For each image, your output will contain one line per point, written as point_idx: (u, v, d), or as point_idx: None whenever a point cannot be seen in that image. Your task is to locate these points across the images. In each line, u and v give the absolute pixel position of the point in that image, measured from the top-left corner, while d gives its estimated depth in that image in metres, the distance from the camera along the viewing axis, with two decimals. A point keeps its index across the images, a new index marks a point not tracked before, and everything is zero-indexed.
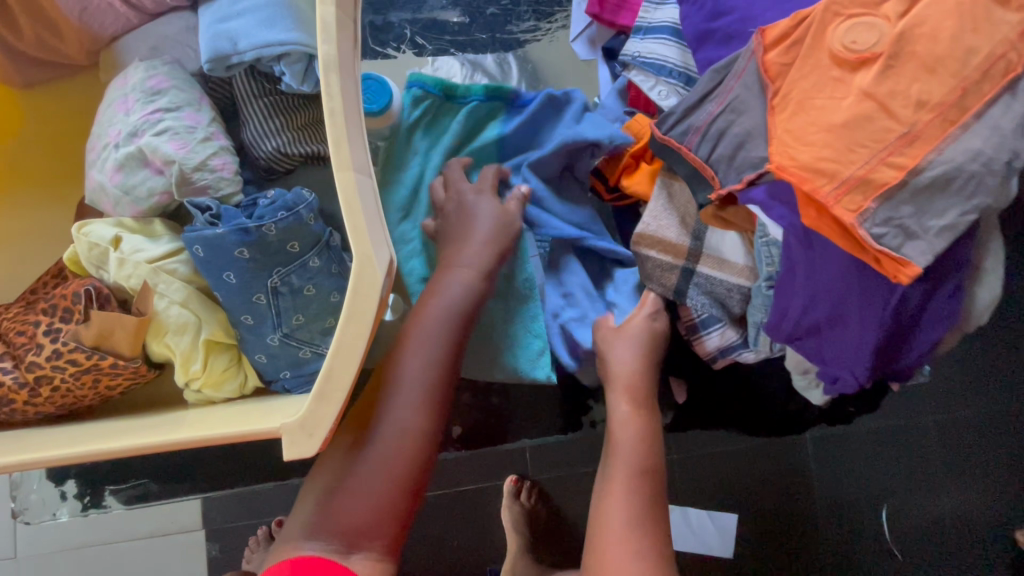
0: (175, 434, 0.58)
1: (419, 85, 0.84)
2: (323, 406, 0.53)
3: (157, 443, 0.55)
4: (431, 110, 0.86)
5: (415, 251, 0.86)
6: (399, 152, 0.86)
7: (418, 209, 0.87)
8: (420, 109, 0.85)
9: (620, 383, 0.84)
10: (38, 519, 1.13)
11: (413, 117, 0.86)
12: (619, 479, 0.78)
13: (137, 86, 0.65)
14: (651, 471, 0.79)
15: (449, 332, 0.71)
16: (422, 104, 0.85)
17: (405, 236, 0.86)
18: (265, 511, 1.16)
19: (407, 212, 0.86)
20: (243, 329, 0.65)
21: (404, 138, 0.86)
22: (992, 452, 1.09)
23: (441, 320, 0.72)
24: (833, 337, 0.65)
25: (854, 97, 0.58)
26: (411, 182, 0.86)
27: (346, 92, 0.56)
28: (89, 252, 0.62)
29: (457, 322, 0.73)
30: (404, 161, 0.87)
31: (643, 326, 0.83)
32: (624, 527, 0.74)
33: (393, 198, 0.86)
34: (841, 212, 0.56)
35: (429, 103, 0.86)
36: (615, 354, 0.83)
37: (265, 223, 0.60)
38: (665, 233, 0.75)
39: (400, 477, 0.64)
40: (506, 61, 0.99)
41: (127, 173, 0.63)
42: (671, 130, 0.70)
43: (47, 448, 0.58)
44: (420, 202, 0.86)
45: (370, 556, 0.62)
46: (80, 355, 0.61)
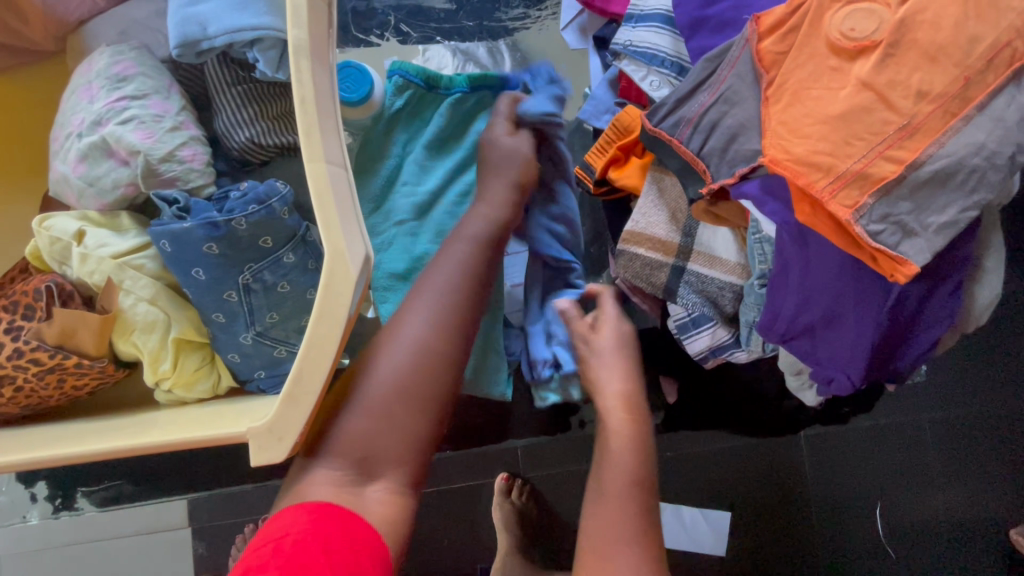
0: (142, 437, 0.55)
1: (399, 72, 0.82)
2: (293, 410, 0.51)
3: (121, 447, 0.53)
4: (412, 99, 0.84)
5: (388, 243, 0.82)
6: (377, 143, 0.84)
7: (392, 201, 0.83)
8: (402, 97, 0.83)
9: (608, 388, 0.79)
10: (8, 522, 1.11)
11: (394, 106, 0.83)
12: (614, 491, 0.72)
13: (102, 72, 0.62)
14: (643, 483, 0.73)
15: (476, 265, 0.70)
16: (404, 92, 0.83)
17: (376, 229, 0.83)
18: (245, 512, 1.13)
19: (379, 203, 0.83)
20: (215, 327, 0.62)
21: (383, 129, 0.84)
22: (982, 449, 1.11)
23: (468, 253, 0.70)
24: (826, 338, 0.63)
25: (851, 87, 0.55)
26: (388, 172, 0.84)
27: (318, 78, 0.53)
28: (52, 246, 0.60)
29: (483, 257, 0.71)
30: (382, 151, 0.84)
31: (620, 327, 0.82)
32: (618, 544, 0.69)
33: (366, 187, 0.83)
34: (836, 208, 0.54)
35: (412, 93, 0.84)
36: (604, 359, 0.80)
37: (234, 216, 0.57)
38: (654, 230, 0.72)
39: (424, 406, 0.63)
40: (497, 50, 0.96)
41: (90, 163, 0.60)
42: (662, 122, 0.67)
43: (8, 451, 0.56)
44: (395, 193, 0.83)
45: (387, 490, 0.62)
46: (42, 354, 0.58)
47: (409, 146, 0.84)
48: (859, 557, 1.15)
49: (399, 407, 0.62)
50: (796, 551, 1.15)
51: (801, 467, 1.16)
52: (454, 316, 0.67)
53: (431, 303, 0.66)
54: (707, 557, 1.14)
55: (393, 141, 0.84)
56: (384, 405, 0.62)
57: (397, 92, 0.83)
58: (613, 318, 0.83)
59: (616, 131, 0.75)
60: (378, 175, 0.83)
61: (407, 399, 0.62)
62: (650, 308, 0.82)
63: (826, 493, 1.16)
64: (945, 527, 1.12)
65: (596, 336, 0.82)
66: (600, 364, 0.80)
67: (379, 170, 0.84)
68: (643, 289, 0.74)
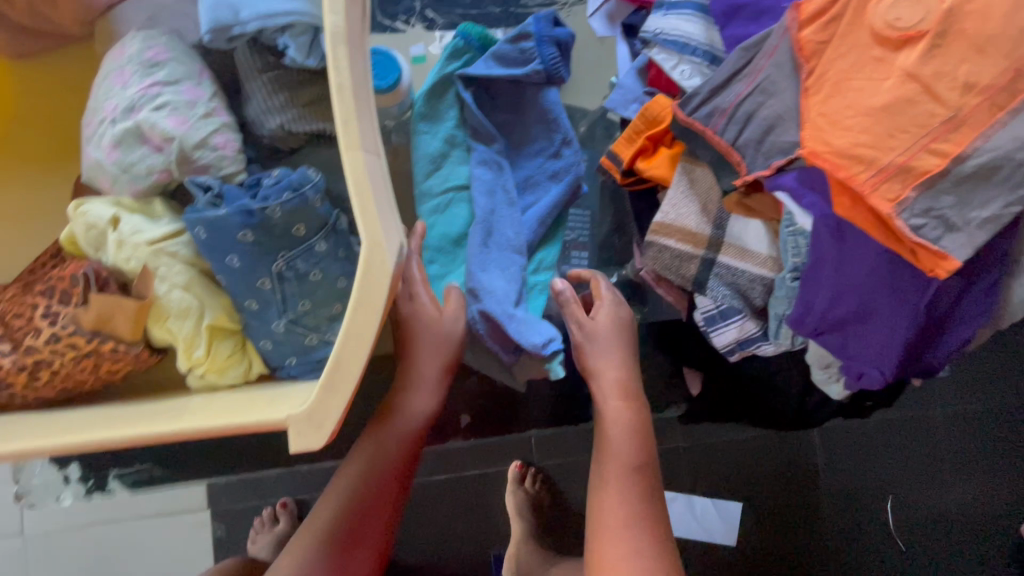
0: (179, 420, 0.56)
1: (463, 36, 0.83)
2: (329, 398, 0.51)
3: (158, 431, 0.53)
4: (471, 63, 0.84)
5: (438, 207, 0.84)
6: (433, 105, 0.84)
7: (447, 163, 0.84)
8: (461, 61, 0.84)
9: (605, 379, 0.85)
10: (42, 502, 1.13)
11: (448, 69, 0.84)
12: (613, 476, 0.80)
13: (134, 58, 0.61)
14: (643, 466, 0.81)
15: (412, 452, 0.85)
16: (463, 57, 0.84)
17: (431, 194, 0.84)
18: (267, 497, 1.16)
19: (436, 164, 0.84)
20: (248, 315, 0.63)
21: (438, 91, 0.84)
22: (987, 441, 1.15)
23: (405, 443, 0.84)
24: (859, 333, 0.62)
25: (896, 78, 0.54)
26: (443, 134, 0.84)
27: (355, 65, 0.53)
28: (87, 232, 0.60)
29: (417, 439, 0.85)
30: (437, 114, 0.84)
31: (614, 318, 0.86)
32: (621, 523, 0.77)
33: (421, 149, 0.83)
34: (878, 201, 0.53)
35: (470, 57, 0.84)
36: (599, 347, 0.85)
37: (269, 204, 0.57)
38: (685, 222, 0.71)
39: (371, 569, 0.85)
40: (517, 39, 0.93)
41: (124, 149, 0.59)
42: (695, 112, 0.66)
43: (49, 432, 0.57)
44: (450, 157, 0.84)
45: None
46: (80, 338, 0.59)
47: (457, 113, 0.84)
48: (872, 549, 1.16)
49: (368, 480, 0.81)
50: (809, 546, 1.16)
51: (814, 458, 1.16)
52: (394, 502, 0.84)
53: (382, 505, 0.83)
54: (718, 548, 1.15)
55: (447, 104, 0.84)
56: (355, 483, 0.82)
57: (454, 55, 0.84)
58: (608, 307, 0.86)
59: (643, 121, 0.74)
60: (433, 136, 0.84)
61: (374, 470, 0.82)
62: (674, 297, 0.81)
63: (838, 490, 1.16)
64: (955, 522, 1.15)
65: (591, 322, 0.85)
66: (596, 348, 0.85)
67: (432, 132, 0.84)
68: (673, 281, 0.73)
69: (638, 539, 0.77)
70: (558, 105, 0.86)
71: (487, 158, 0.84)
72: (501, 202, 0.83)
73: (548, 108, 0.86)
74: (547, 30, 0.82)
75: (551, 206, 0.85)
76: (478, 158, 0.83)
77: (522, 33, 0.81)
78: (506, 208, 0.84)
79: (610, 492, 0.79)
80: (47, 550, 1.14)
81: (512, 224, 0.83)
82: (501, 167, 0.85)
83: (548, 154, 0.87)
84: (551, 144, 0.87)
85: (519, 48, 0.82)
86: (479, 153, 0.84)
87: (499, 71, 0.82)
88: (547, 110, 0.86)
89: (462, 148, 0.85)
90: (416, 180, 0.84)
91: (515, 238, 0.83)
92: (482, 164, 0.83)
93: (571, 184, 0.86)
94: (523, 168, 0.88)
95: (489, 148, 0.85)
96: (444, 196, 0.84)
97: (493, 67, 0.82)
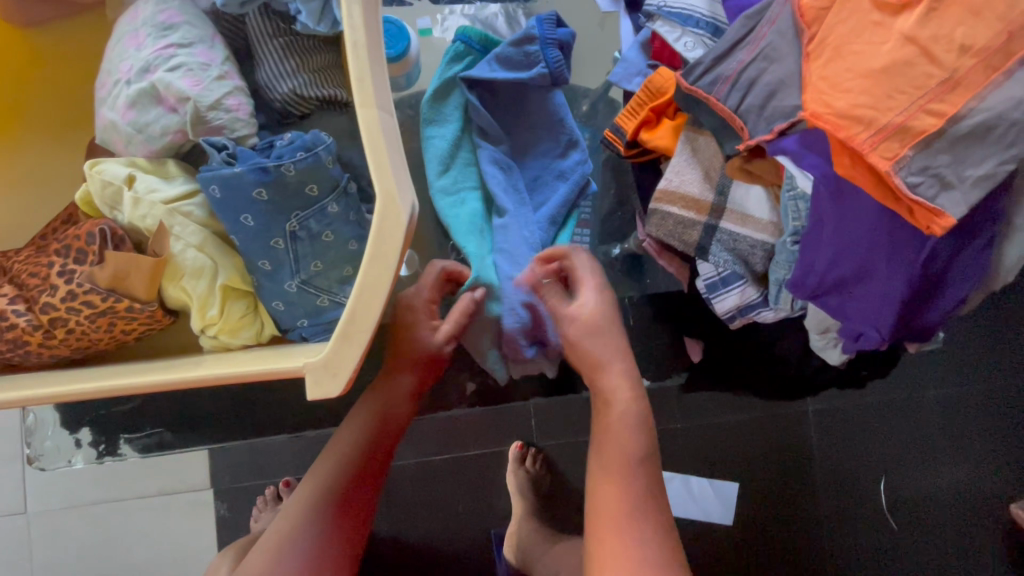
0: (196, 372, 0.58)
1: (463, 39, 0.83)
2: (346, 347, 0.53)
3: (177, 380, 0.55)
4: (473, 65, 0.84)
5: (457, 203, 0.85)
6: (438, 107, 0.84)
7: (457, 165, 0.85)
8: (463, 63, 0.83)
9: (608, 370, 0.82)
10: (54, 466, 1.14)
11: (451, 71, 0.83)
12: (614, 466, 0.77)
13: (148, 20, 0.62)
14: (647, 458, 0.78)
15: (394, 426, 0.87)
16: (465, 58, 0.84)
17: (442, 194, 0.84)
18: (270, 472, 1.17)
19: (445, 165, 0.84)
20: (260, 275, 0.64)
21: (443, 90, 0.84)
22: (977, 422, 1.18)
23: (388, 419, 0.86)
24: (855, 293, 0.64)
25: (894, 41, 0.56)
26: (451, 133, 0.84)
27: (370, 28, 0.55)
28: (103, 191, 0.60)
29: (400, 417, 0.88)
30: (442, 114, 0.84)
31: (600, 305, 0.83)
32: (624, 513, 0.74)
33: (431, 150, 0.84)
34: (876, 160, 0.55)
35: (472, 59, 0.84)
36: (594, 338, 0.82)
37: (283, 162, 0.58)
38: (687, 189, 0.73)
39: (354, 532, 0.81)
40: (515, 19, 0.96)
41: (139, 110, 0.60)
42: (699, 80, 0.68)
43: (66, 385, 0.59)
44: (458, 156, 0.85)
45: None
46: (95, 297, 0.59)
47: (462, 111, 0.84)
48: (865, 531, 1.18)
49: (366, 443, 0.83)
50: (805, 529, 1.17)
51: (808, 440, 1.18)
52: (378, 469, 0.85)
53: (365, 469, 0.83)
54: (715, 526, 1.16)
55: (452, 103, 0.84)
56: (348, 451, 0.83)
57: (456, 58, 0.84)
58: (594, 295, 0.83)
59: (647, 93, 0.76)
60: (441, 137, 0.84)
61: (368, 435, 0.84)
62: (675, 268, 0.84)
63: (828, 475, 1.18)
64: (946, 501, 1.18)
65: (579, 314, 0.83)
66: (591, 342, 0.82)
67: (439, 133, 0.84)
68: (676, 247, 0.75)
69: (643, 525, 0.73)
70: (563, 107, 0.88)
71: (497, 157, 0.85)
72: (514, 203, 0.85)
73: (554, 110, 0.87)
74: (550, 31, 0.81)
75: (560, 203, 0.88)
76: (488, 157, 0.85)
77: (527, 35, 0.80)
78: (518, 206, 0.86)
79: (609, 482, 0.76)
80: (50, 527, 1.15)
81: (526, 220, 0.86)
82: (513, 168, 0.87)
83: (555, 155, 0.89)
84: (557, 146, 0.89)
85: (524, 49, 0.81)
86: (488, 152, 0.85)
87: (504, 74, 0.81)
88: (553, 113, 0.87)
89: (468, 149, 0.86)
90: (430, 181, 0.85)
91: (530, 236, 0.86)
92: (492, 162, 0.84)
93: (578, 182, 0.88)
94: (530, 169, 0.89)
95: (497, 149, 0.86)
96: (457, 193, 0.85)
97: (497, 69, 0.81)
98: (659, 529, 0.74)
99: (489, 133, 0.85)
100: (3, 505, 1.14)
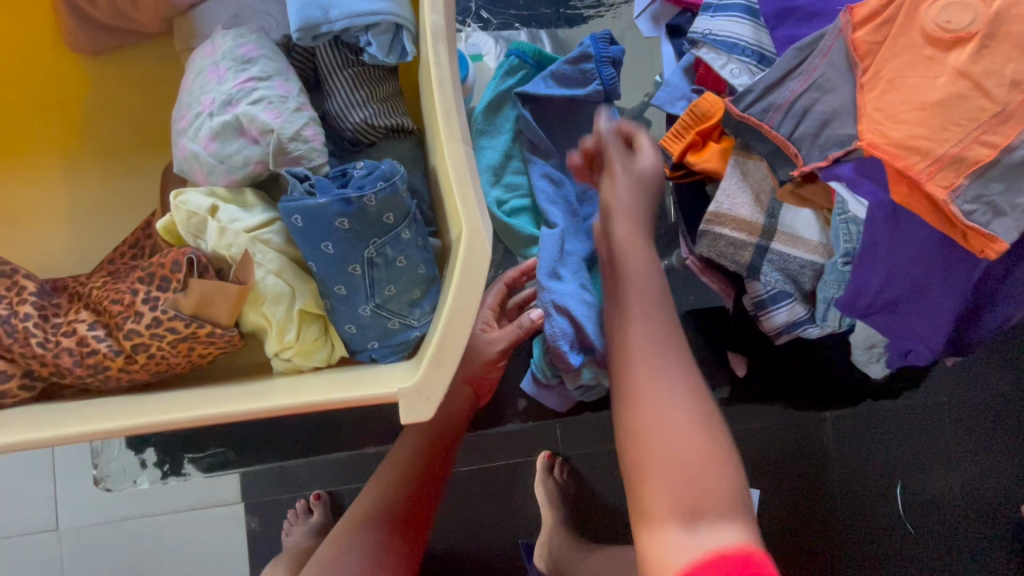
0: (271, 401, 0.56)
1: (517, 54, 0.88)
2: (435, 373, 0.54)
3: (251, 410, 0.53)
4: (526, 78, 0.90)
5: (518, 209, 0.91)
6: (491, 118, 0.90)
7: (507, 173, 0.91)
8: (516, 76, 0.89)
9: (625, 221, 0.82)
10: (120, 486, 1.15)
11: (505, 85, 0.89)
12: (635, 311, 0.78)
13: (228, 54, 0.64)
14: (665, 310, 0.79)
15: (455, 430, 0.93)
16: (518, 72, 0.89)
17: (497, 202, 0.91)
18: (301, 485, 1.18)
19: (497, 174, 0.90)
20: (335, 300, 0.66)
21: (496, 103, 0.90)
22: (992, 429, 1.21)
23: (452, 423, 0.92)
24: (907, 312, 0.67)
25: (948, 76, 0.59)
26: (501, 145, 0.90)
27: (452, 62, 0.58)
28: (188, 220, 0.62)
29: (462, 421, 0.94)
30: (494, 125, 0.90)
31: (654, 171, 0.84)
32: (650, 357, 0.75)
33: (483, 160, 0.90)
34: (934, 188, 0.58)
35: (524, 73, 0.90)
36: (627, 184, 0.83)
37: (365, 193, 0.60)
38: (739, 211, 0.75)
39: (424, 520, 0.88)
40: (538, 39, 1.00)
41: (222, 141, 0.62)
42: (750, 108, 0.71)
43: (134, 414, 0.58)
44: (510, 166, 0.91)
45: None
46: (179, 323, 0.61)
47: (514, 124, 0.90)
48: (880, 534, 1.21)
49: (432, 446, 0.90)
50: (824, 531, 1.20)
51: (827, 446, 1.20)
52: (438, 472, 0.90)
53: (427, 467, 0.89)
54: None
55: (505, 115, 0.90)
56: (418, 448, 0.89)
57: (510, 72, 0.89)
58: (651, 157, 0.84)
59: (692, 117, 0.78)
60: (493, 148, 0.90)
61: (426, 460, 0.89)
62: (720, 286, 0.87)
63: (847, 479, 1.21)
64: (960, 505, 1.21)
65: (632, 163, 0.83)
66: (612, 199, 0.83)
67: (492, 144, 0.90)
68: (727, 267, 0.79)
69: (671, 369, 0.74)
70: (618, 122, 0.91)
71: (549, 172, 0.91)
72: (565, 214, 0.91)
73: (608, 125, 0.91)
74: (604, 50, 0.85)
75: None
76: (539, 171, 0.91)
77: (583, 54, 0.84)
78: (569, 220, 0.91)
79: (633, 325, 0.77)
80: (83, 544, 1.16)
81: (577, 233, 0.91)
82: (562, 183, 0.92)
83: None
84: None
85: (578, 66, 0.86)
86: (539, 167, 0.91)
87: (558, 91, 0.87)
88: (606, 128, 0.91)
89: (519, 160, 0.92)
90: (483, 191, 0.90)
91: (581, 248, 0.90)
92: (543, 176, 0.90)
93: None
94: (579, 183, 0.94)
95: (548, 164, 0.92)
96: (509, 204, 0.91)
97: (552, 86, 0.87)
98: (685, 376, 0.74)
99: (540, 145, 0.91)
100: (37, 521, 1.15)
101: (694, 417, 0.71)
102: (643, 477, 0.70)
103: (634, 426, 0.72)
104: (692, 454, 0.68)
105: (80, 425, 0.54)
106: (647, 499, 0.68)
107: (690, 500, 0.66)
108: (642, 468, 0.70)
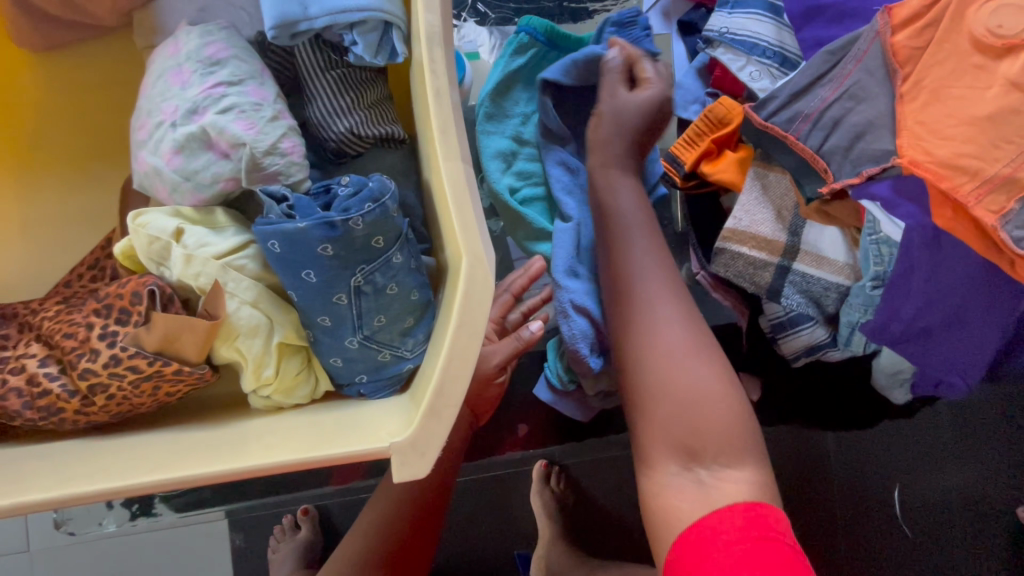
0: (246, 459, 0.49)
1: (528, 31, 0.82)
2: (434, 425, 0.48)
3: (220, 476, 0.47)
4: (535, 59, 0.84)
5: (534, 197, 0.86)
6: (503, 100, 0.84)
7: (520, 160, 0.86)
8: (525, 56, 0.83)
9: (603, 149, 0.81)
10: (83, 530, 1.09)
11: (514, 64, 0.83)
12: (621, 239, 0.77)
13: (193, 55, 0.57)
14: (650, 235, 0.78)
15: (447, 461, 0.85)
16: (528, 51, 0.83)
17: (509, 189, 0.85)
18: (287, 500, 1.12)
19: (508, 162, 0.85)
20: (319, 331, 0.59)
21: (507, 86, 0.84)
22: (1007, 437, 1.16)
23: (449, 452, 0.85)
24: (940, 340, 0.65)
25: (998, 88, 0.52)
26: (510, 132, 0.85)
27: (450, 66, 0.51)
28: (149, 246, 0.55)
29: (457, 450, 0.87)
30: (502, 110, 0.84)
31: (649, 100, 0.80)
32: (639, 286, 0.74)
33: (493, 145, 0.84)
34: (982, 214, 0.53)
35: (534, 52, 0.84)
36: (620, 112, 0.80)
37: (351, 216, 0.52)
38: (759, 228, 0.70)
39: (422, 553, 0.85)
40: None
41: (187, 156, 0.55)
42: (773, 117, 0.64)
43: (90, 469, 0.51)
44: (522, 154, 0.86)
45: None
46: (141, 362, 0.54)
47: (525, 107, 0.85)
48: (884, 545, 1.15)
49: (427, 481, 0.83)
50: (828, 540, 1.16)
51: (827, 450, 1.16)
52: (433, 505, 0.84)
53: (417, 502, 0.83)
54: None
55: (516, 98, 0.85)
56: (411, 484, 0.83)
57: (519, 50, 0.83)
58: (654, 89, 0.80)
59: (708, 122, 0.71)
60: (501, 134, 0.84)
61: (419, 494, 0.83)
62: (731, 303, 0.80)
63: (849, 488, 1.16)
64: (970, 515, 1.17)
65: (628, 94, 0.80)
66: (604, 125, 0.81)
67: (500, 130, 0.84)
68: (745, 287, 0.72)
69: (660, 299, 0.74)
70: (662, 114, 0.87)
71: (564, 158, 0.86)
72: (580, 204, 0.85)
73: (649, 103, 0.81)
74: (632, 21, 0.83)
75: None
76: (555, 159, 0.85)
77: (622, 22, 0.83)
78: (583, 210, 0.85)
79: (620, 252, 0.76)
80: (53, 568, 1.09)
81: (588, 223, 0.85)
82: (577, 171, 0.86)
83: None
84: None
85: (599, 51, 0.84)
86: (556, 152, 0.86)
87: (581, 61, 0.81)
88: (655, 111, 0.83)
89: (533, 148, 0.86)
90: (491, 180, 0.84)
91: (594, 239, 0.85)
92: (558, 164, 0.85)
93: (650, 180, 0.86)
94: None
95: (564, 149, 0.87)
96: (522, 192, 0.85)
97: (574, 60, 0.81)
98: (674, 303, 0.74)
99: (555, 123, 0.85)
100: (6, 542, 1.08)
101: (688, 342, 0.72)
102: (645, 418, 0.71)
103: (631, 369, 0.72)
104: (694, 397, 0.69)
105: (21, 492, 0.47)
106: (651, 440, 0.70)
107: (689, 434, 0.69)
108: (644, 409, 0.71)
